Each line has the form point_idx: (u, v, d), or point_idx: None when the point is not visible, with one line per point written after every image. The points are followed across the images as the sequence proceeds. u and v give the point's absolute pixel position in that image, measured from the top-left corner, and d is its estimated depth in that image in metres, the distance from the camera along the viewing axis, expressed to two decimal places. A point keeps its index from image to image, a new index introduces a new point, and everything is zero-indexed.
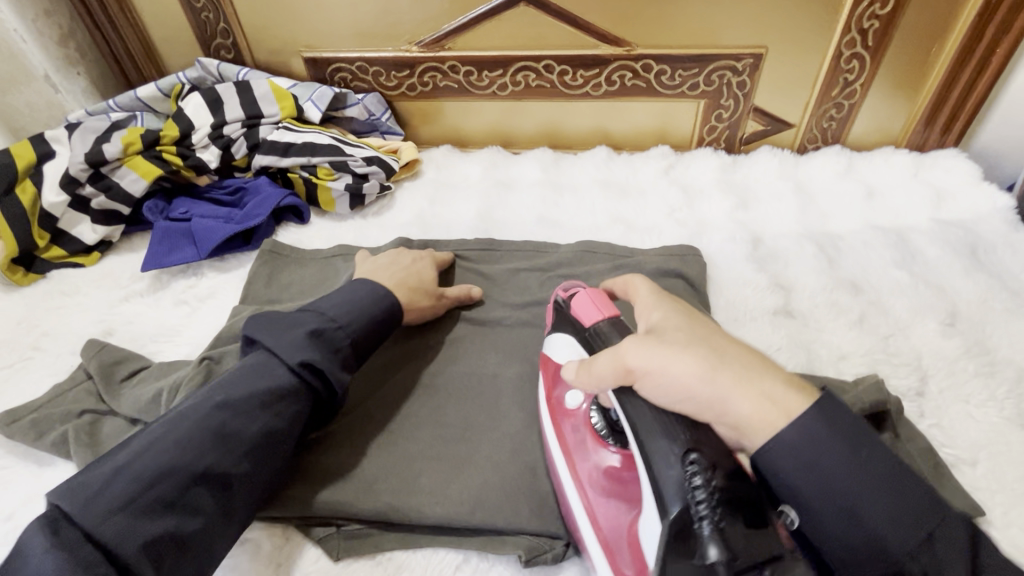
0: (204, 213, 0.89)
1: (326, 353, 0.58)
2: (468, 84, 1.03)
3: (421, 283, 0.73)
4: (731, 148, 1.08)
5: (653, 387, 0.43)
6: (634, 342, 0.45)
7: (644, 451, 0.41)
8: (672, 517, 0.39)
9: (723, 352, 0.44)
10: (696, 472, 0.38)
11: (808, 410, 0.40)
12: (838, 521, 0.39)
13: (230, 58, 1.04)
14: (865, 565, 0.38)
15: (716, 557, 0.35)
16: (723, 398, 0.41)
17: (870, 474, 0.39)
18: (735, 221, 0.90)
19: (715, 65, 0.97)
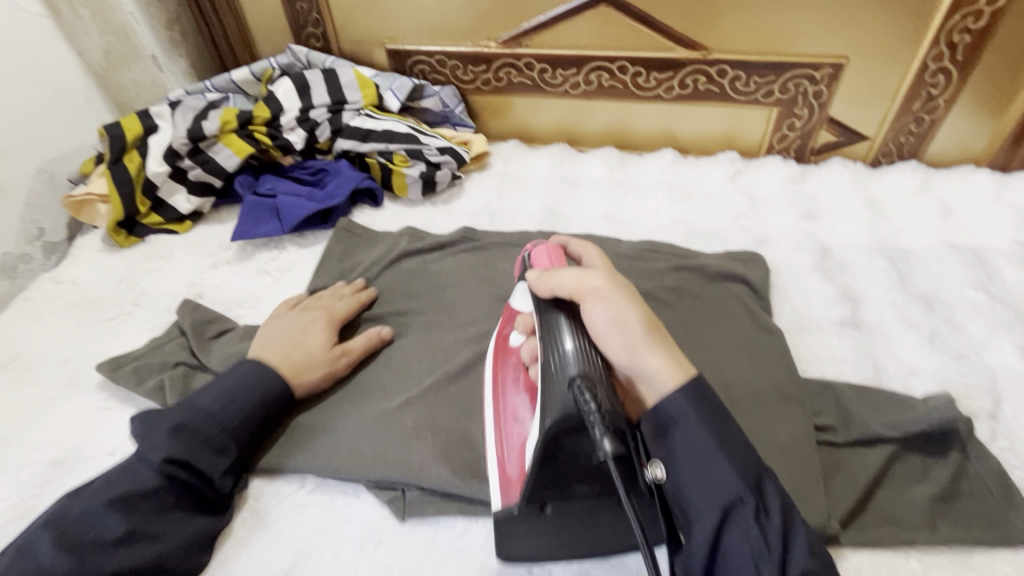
0: (287, 190, 0.94)
1: (192, 446, 0.57)
2: (541, 81, 1.05)
3: (302, 354, 0.69)
4: (801, 157, 1.07)
5: (595, 313, 0.53)
6: (598, 276, 0.54)
7: (545, 373, 0.49)
8: (562, 431, 0.46)
9: (656, 329, 0.54)
10: (581, 387, 0.45)
11: (685, 387, 0.50)
12: (677, 461, 0.48)
13: (318, 46, 1.10)
14: (707, 493, 0.46)
15: (611, 450, 0.41)
16: (643, 355, 0.52)
17: (701, 414, 0.49)
18: (804, 230, 0.90)
19: (792, 73, 0.96)
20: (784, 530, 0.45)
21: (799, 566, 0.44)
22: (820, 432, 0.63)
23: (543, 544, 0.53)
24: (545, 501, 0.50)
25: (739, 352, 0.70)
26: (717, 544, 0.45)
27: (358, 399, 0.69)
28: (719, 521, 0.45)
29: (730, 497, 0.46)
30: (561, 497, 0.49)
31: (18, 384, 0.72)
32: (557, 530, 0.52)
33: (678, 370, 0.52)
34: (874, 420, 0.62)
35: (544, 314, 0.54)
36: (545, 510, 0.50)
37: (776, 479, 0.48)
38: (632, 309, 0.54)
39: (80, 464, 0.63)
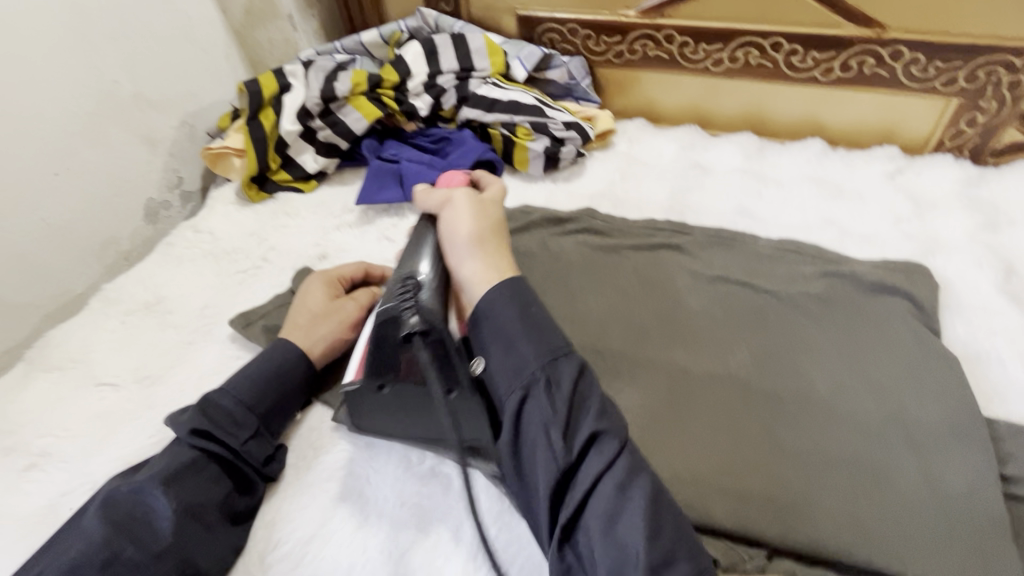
0: (411, 157, 0.93)
1: (213, 422, 0.56)
2: (680, 56, 0.97)
3: (298, 323, 0.66)
4: (976, 158, 0.93)
5: (445, 223, 0.62)
6: (461, 194, 0.64)
7: (399, 270, 0.61)
8: (389, 322, 0.56)
9: (491, 240, 0.59)
10: (411, 287, 0.58)
11: (504, 282, 0.54)
12: (492, 345, 0.51)
13: (447, 10, 1.07)
14: (511, 375, 0.49)
15: (415, 323, 0.55)
16: (465, 259, 0.58)
17: (517, 307, 0.52)
18: (982, 243, 0.78)
19: (986, 59, 0.83)
20: (576, 408, 0.48)
21: (587, 433, 0.47)
22: (1005, 483, 0.55)
23: (388, 424, 0.59)
24: (383, 381, 0.56)
25: (907, 377, 0.62)
26: (521, 415, 0.48)
27: None
28: (521, 398, 0.48)
29: (525, 379, 0.48)
30: (400, 381, 0.56)
31: (162, 326, 0.77)
32: (393, 400, 0.57)
33: (490, 276, 0.56)
34: None
35: (419, 230, 0.65)
36: (382, 390, 0.57)
37: (578, 361, 0.50)
38: (476, 225, 0.60)
39: None
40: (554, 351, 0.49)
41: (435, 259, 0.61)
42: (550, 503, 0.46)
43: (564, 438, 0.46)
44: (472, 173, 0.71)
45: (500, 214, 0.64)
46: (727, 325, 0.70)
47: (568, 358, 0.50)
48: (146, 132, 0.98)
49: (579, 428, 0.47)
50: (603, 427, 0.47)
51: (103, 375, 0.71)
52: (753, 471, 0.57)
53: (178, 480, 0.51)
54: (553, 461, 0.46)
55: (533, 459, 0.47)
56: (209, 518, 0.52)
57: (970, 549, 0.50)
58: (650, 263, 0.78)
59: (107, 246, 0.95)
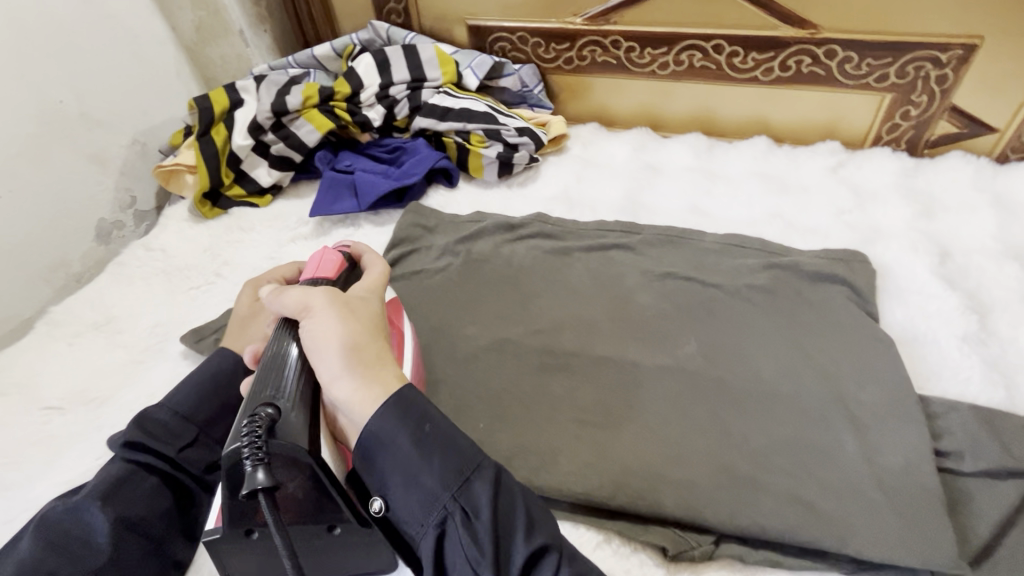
0: (365, 167, 0.94)
1: (149, 435, 0.54)
2: (627, 61, 1.00)
3: (232, 330, 0.66)
4: (913, 150, 0.96)
5: (308, 333, 0.47)
6: (319, 295, 0.48)
7: (252, 394, 0.45)
8: (236, 485, 0.40)
9: (375, 337, 0.48)
10: (260, 421, 0.41)
11: (387, 399, 0.44)
12: (390, 486, 0.44)
13: (399, 22, 1.08)
14: (420, 508, 0.43)
15: (261, 479, 0.38)
16: (339, 378, 0.45)
17: (409, 432, 0.44)
18: (919, 230, 0.81)
19: (914, 55, 0.86)
20: (498, 534, 0.42)
21: (524, 555, 0.42)
22: (940, 459, 0.57)
23: (261, 566, 0.46)
24: (251, 526, 0.42)
25: (849, 362, 0.64)
26: (442, 553, 0.43)
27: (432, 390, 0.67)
28: (438, 535, 0.43)
29: (437, 513, 0.43)
30: (267, 532, 0.42)
31: (112, 346, 0.75)
32: (261, 551, 0.44)
33: (377, 387, 0.45)
34: (1013, 451, 0.54)
35: (276, 344, 0.48)
36: (252, 533, 0.42)
37: (491, 472, 0.44)
38: (348, 382, 0.45)
39: None
40: (473, 494, 0.43)
41: (307, 343, 0.49)
42: None
43: (497, 574, 0.41)
44: (353, 247, 0.62)
45: (371, 313, 0.50)
46: (678, 320, 0.71)
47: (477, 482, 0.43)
48: (95, 152, 0.96)
49: (511, 551, 0.42)
50: (538, 538, 0.43)
51: (49, 399, 0.69)
52: (702, 461, 0.57)
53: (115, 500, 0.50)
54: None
55: None
56: (152, 531, 0.51)
57: (906, 527, 0.51)
58: (602, 262, 0.80)
59: (56, 269, 0.93)
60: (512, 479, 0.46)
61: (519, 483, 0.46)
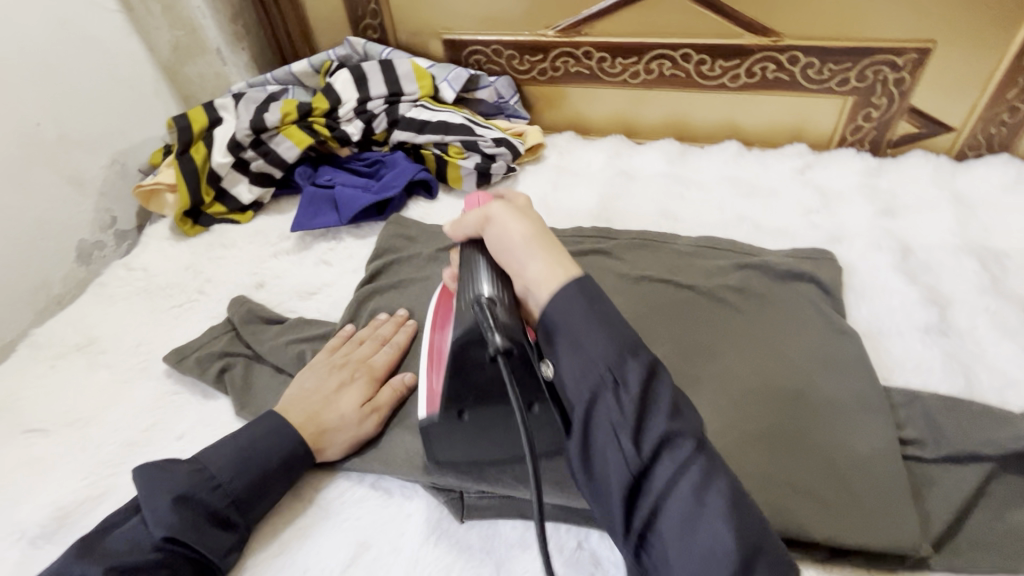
0: (345, 182, 0.95)
1: (195, 526, 0.53)
2: (599, 71, 1.02)
3: (341, 426, 0.62)
4: (876, 150, 1.00)
5: (494, 239, 0.57)
6: (497, 207, 0.58)
7: (460, 297, 0.56)
8: (465, 355, 0.54)
9: (545, 236, 0.56)
10: (487, 307, 0.52)
11: (568, 284, 0.51)
12: (559, 348, 0.50)
13: (375, 38, 1.10)
14: (580, 380, 0.48)
15: (498, 342, 0.49)
16: (528, 260, 0.54)
17: (583, 304, 0.50)
18: (882, 228, 0.84)
19: (872, 59, 0.90)
20: (645, 405, 0.46)
21: (657, 436, 0.45)
22: (904, 446, 0.59)
23: (464, 450, 0.57)
24: (463, 408, 0.55)
25: (818, 358, 0.66)
26: (589, 421, 0.47)
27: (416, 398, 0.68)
28: (589, 402, 0.47)
29: (596, 381, 0.47)
30: (477, 402, 0.55)
31: (95, 366, 0.76)
32: (470, 428, 0.56)
33: (557, 274, 0.52)
34: (969, 435, 0.57)
35: (466, 254, 0.58)
36: (462, 417, 0.56)
37: (649, 360, 0.48)
38: (535, 263, 0.53)
39: (154, 447, 0.66)
40: (630, 376, 0.47)
41: (495, 283, 0.55)
42: (626, 511, 0.46)
43: (633, 442, 0.45)
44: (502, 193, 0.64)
45: (548, 229, 0.57)
46: (654, 321, 0.73)
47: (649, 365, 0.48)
48: (74, 173, 0.97)
49: (650, 428, 0.46)
50: (679, 430, 0.45)
51: (33, 421, 0.69)
52: None
53: (124, 558, 0.50)
54: (625, 467, 0.45)
55: (603, 457, 0.47)
56: None
57: (876, 515, 0.53)
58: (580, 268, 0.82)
59: (37, 291, 0.93)
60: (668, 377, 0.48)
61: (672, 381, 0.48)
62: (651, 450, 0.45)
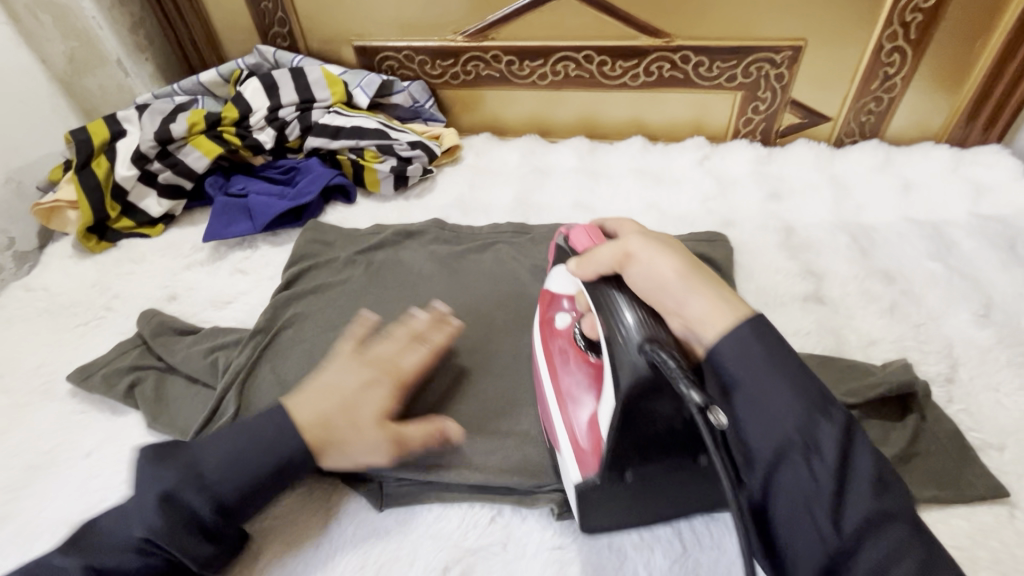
0: (259, 190, 0.94)
1: (173, 531, 0.49)
2: (509, 73, 1.06)
3: (358, 438, 0.55)
4: (767, 140, 1.09)
5: (639, 281, 0.51)
6: (636, 242, 0.53)
7: (618, 351, 0.46)
8: (628, 419, 0.47)
9: (695, 269, 0.52)
10: (662, 354, 0.43)
11: (741, 325, 0.47)
12: (746, 403, 0.45)
13: (285, 46, 1.10)
14: (763, 436, 0.44)
15: (697, 398, 0.39)
16: (687, 297, 0.49)
17: (758, 345, 0.46)
18: (770, 211, 0.92)
19: (754, 57, 0.98)
20: (845, 470, 0.42)
21: (862, 510, 0.41)
22: None
23: (618, 515, 0.54)
24: (625, 467, 0.49)
25: None
26: (774, 483, 0.44)
27: None
28: (775, 462, 0.43)
29: (779, 443, 0.43)
30: (642, 463, 0.49)
31: None
32: (631, 490, 0.51)
33: (719, 321, 0.48)
34: (837, 389, 0.64)
35: (597, 291, 0.51)
36: (625, 476, 0.50)
37: (843, 417, 0.44)
38: (696, 303, 0.49)
39: (61, 469, 0.65)
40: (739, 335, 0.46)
41: (634, 305, 0.48)
42: None
43: (832, 512, 0.41)
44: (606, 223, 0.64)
45: (682, 249, 0.55)
46: None
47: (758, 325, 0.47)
48: None
49: (849, 499, 0.42)
50: (875, 510, 0.41)
51: None
52: None
53: (95, 554, 0.49)
54: (819, 543, 0.41)
55: (789, 531, 0.43)
56: None
57: None
58: (496, 263, 0.85)
59: None
60: (863, 438, 0.44)
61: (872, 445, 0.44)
62: (855, 530, 0.41)
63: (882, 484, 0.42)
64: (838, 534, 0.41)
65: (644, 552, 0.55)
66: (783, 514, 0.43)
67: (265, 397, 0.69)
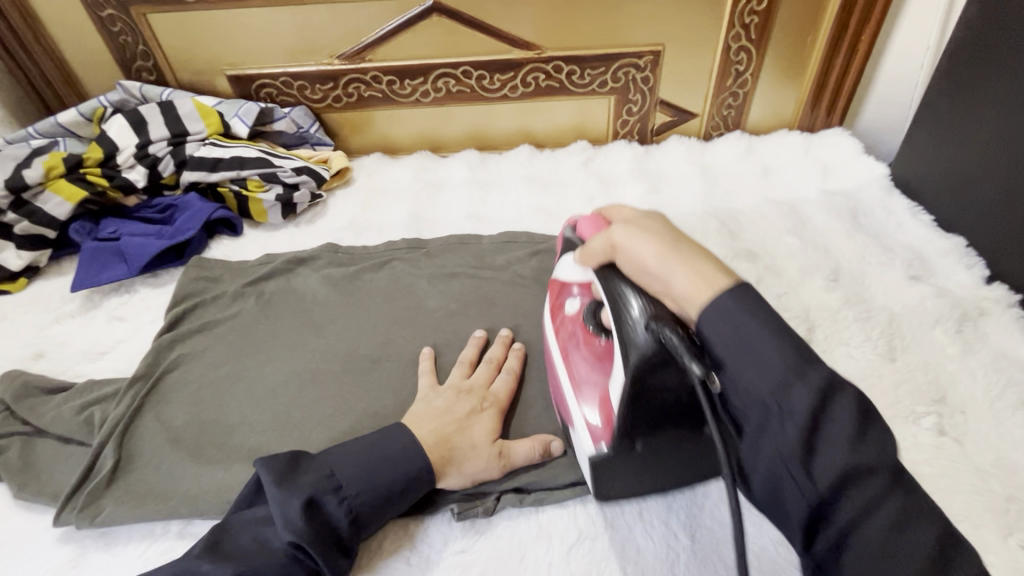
0: (133, 231, 0.90)
1: (318, 539, 0.51)
2: (391, 93, 1.07)
3: (474, 457, 0.59)
4: (644, 139, 1.16)
5: (628, 265, 0.51)
6: (619, 229, 0.52)
7: (621, 338, 0.49)
8: (636, 397, 0.49)
9: (681, 240, 0.50)
10: (673, 333, 0.46)
11: (727, 287, 0.45)
12: (729, 367, 0.43)
13: (152, 79, 1.05)
14: (748, 394, 0.42)
15: (698, 370, 0.43)
16: (672, 271, 0.47)
17: (757, 320, 0.42)
18: (649, 203, 0.99)
19: (620, 63, 1.05)
20: (820, 429, 0.40)
21: (839, 469, 0.39)
22: None
23: (636, 482, 0.56)
24: (635, 438, 0.52)
25: None
26: (754, 450, 0.43)
27: (227, 432, 0.67)
28: (758, 428, 0.43)
29: (767, 409, 0.41)
30: (647, 433, 0.52)
31: None
32: (643, 457, 0.54)
33: (705, 290, 0.45)
34: None
35: (604, 282, 0.52)
36: (635, 447, 0.53)
37: (825, 379, 0.40)
38: (682, 281, 0.47)
39: None
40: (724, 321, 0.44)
41: (643, 297, 0.49)
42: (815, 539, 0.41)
43: (808, 470, 0.40)
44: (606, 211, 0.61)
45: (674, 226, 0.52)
46: (462, 316, 0.79)
47: (731, 296, 0.44)
48: None
49: (829, 465, 0.39)
50: (860, 463, 0.39)
51: None
52: None
53: (236, 559, 0.51)
54: (803, 499, 0.41)
55: (769, 482, 0.43)
56: None
57: None
58: (391, 280, 0.85)
59: None
60: (851, 398, 0.40)
61: (859, 398, 0.41)
62: (831, 486, 0.39)
63: (862, 436, 0.40)
64: (815, 489, 0.40)
65: (543, 541, 0.57)
66: (763, 471, 0.43)
67: (150, 445, 0.66)
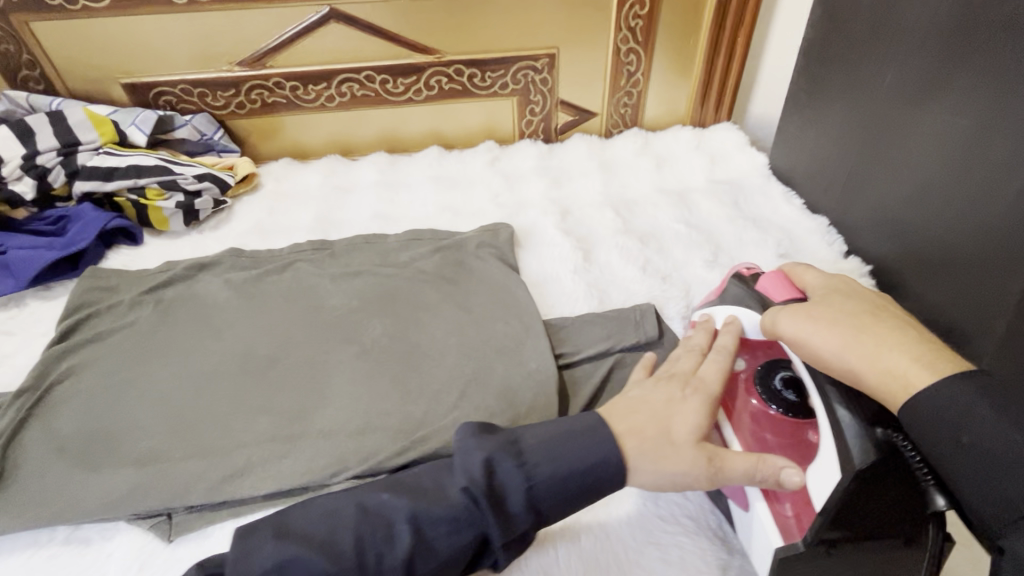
0: (21, 244, 0.86)
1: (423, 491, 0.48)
2: (295, 98, 1.08)
3: (676, 455, 0.49)
4: (549, 138, 1.22)
5: (806, 350, 0.51)
6: (788, 313, 0.53)
7: (843, 430, 0.47)
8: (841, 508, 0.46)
9: (865, 329, 0.49)
10: (881, 441, 0.46)
11: (951, 378, 0.43)
12: (972, 460, 0.40)
13: (40, 89, 1.02)
14: (987, 483, 0.39)
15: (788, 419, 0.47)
16: (854, 360, 0.48)
17: (987, 410, 0.41)
18: (551, 198, 1.04)
19: (518, 65, 1.10)
20: None
21: None
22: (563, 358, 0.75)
23: None
24: (832, 542, 0.48)
25: (495, 309, 0.81)
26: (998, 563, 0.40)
27: (119, 438, 0.66)
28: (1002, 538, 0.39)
29: (1011, 512, 0.38)
30: (848, 540, 0.47)
31: None
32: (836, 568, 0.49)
33: (895, 389, 0.45)
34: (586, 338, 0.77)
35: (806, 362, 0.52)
36: (830, 551, 0.48)
37: None
38: (868, 376, 0.47)
39: None
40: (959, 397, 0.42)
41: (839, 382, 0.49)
42: None
43: None
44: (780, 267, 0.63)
45: (854, 300, 0.53)
46: (363, 312, 0.81)
47: (966, 377, 0.43)
48: None
49: None
50: None
51: None
52: (382, 419, 0.68)
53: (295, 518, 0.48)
54: None
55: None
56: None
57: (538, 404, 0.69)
58: (295, 281, 0.87)
59: None
60: None
61: None
62: None
63: None
64: None
65: None
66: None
67: (36, 456, 0.65)
